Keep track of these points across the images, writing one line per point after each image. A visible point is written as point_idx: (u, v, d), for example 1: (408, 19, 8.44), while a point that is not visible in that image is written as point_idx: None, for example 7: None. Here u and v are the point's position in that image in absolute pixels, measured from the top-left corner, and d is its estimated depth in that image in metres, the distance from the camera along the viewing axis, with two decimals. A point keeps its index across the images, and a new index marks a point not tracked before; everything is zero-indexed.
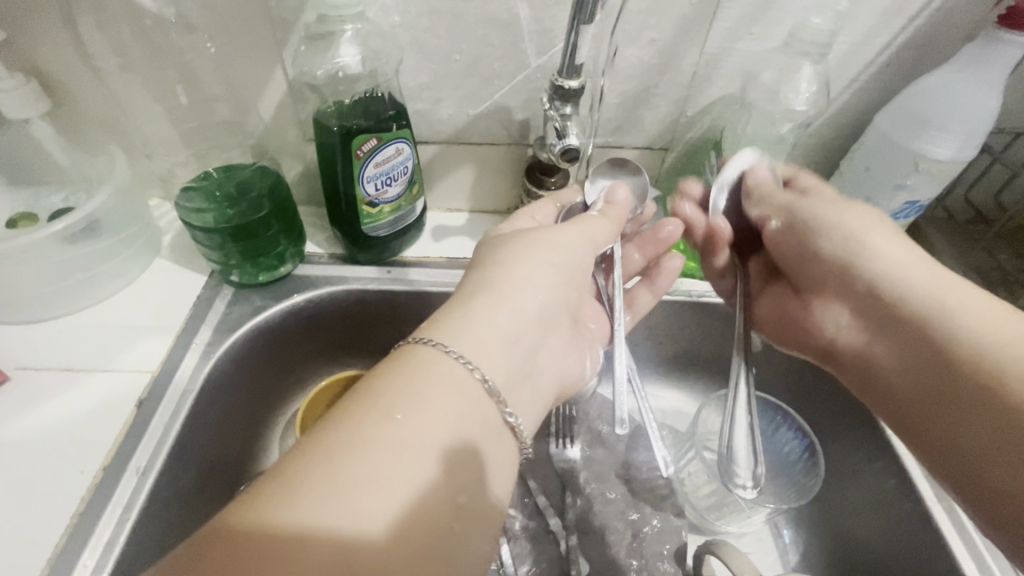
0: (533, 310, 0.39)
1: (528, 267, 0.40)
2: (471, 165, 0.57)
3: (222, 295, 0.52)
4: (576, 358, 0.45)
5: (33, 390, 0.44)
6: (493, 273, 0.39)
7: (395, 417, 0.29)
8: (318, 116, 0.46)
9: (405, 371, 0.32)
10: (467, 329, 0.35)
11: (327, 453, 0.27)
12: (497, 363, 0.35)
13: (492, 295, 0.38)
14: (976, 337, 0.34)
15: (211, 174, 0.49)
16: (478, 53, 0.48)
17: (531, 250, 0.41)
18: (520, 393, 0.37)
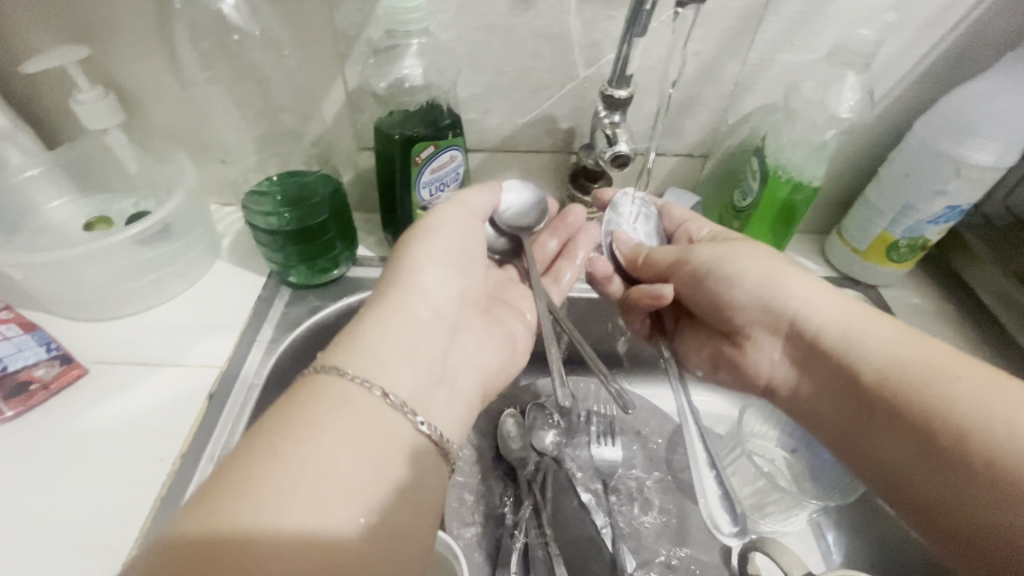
0: (435, 311, 0.40)
1: (424, 274, 0.41)
2: (515, 172, 0.59)
3: (280, 296, 0.55)
4: (496, 352, 0.45)
5: (110, 382, 0.46)
6: (396, 285, 0.39)
7: (286, 446, 0.28)
8: (379, 125, 0.49)
9: (303, 403, 0.31)
10: (363, 349, 0.35)
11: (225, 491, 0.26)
12: (399, 379, 0.35)
13: (386, 313, 0.38)
14: (872, 349, 0.38)
15: (274, 180, 0.52)
16: (529, 65, 0.50)
17: (423, 248, 0.42)
18: (433, 399, 0.37)
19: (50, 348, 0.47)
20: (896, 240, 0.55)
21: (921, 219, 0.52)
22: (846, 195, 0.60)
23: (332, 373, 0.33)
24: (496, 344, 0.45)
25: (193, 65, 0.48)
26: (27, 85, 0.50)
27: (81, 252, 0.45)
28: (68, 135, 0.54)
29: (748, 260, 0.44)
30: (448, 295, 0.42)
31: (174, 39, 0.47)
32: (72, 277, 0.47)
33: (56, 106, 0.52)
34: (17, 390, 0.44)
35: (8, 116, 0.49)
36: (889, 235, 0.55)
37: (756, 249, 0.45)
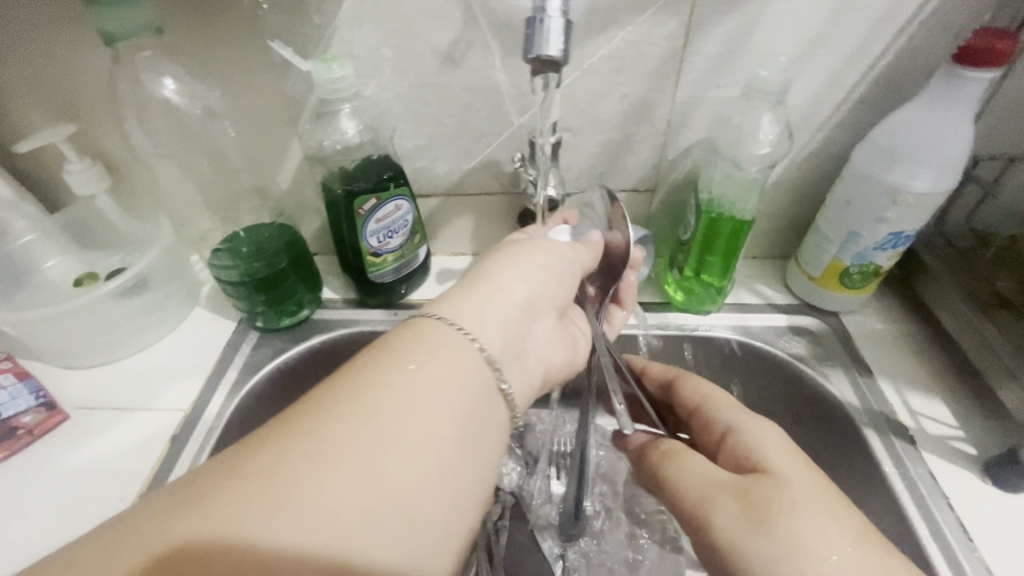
0: (531, 290, 0.42)
1: (521, 261, 0.43)
2: (470, 213, 0.62)
3: (249, 339, 0.59)
4: (564, 351, 0.46)
5: (87, 426, 0.51)
6: (494, 264, 0.43)
7: (411, 364, 0.31)
8: (326, 181, 0.52)
9: (415, 336, 0.34)
10: (470, 306, 0.37)
11: (339, 394, 0.29)
12: (492, 337, 0.36)
13: (482, 285, 0.40)
14: None
15: (238, 235, 0.57)
16: (465, 117, 0.53)
17: (525, 250, 0.44)
18: (514, 367, 0.38)
19: (39, 396, 0.51)
20: (847, 267, 0.54)
21: (868, 246, 0.51)
22: (802, 222, 0.59)
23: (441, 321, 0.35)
24: (565, 345, 0.47)
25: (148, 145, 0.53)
26: (31, 161, 0.57)
27: (63, 308, 0.50)
28: (65, 199, 0.61)
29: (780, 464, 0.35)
30: (542, 281, 0.43)
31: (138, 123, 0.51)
32: (58, 331, 0.52)
33: (54, 175, 0.59)
34: (6, 435, 0.49)
35: (12, 189, 0.56)
36: (841, 261, 0.54)
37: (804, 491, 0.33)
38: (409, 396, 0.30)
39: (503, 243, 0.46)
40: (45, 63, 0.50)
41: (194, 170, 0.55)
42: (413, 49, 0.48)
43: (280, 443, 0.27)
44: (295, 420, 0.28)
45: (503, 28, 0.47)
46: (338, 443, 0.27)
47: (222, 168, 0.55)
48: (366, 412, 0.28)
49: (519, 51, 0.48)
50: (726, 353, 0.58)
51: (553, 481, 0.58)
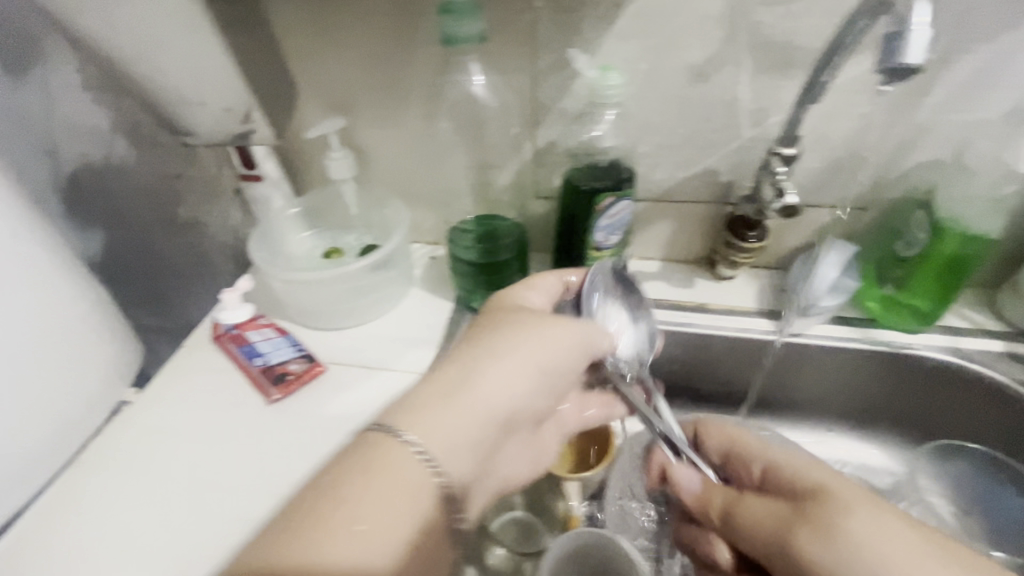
0: (508, 393, 0.42)
1: (509, 354, 0.43)
2: (671, 220, 0.66)
3: (466, 318, 0.64)
4: (526, 464, 0.48)
5: (342, 379, 0.57)
6: (484, 361, 0.42)
7: (346, 490, 0.35)
8: (568, 178, 0.58)
9: (364, 465, 0.36)
10: (433, 421, 0.39)
11: (288, 525, 0.33)
12: (451, 454, 0.38)
13: (450, 402, 0.40)
14: None
15: (468, 222, 0.63)
16: (697, 128, 0.57)
17: (510, 343, 0.44)
18: (470, 488, 0.41)
19: (298, 348, 0.59)
20: None
21: None
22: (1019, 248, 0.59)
23: (396, 441, 0.37)
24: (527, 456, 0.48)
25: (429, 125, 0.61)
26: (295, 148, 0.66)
27: (334, 273, 0.58)
28: (312, 184, 0.70)
29: (859, 527, 0.33)
30: (528, 389, 0.44)
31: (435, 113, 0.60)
32: (322, 293, 0.60)
33: (310, 162, 0.67)
34: (280, 378, 0.56)
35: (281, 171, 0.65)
36: None
37: (867, 504, 0.35)
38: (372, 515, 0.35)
39: (481, 324, 0.46)
40: (356, 57, 0.56)
41: (452, 155, 0.63)
42: (667, 64, 0.53)
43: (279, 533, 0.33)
44: (303, 515, 0.34)
45: (760, 47, 0.51)
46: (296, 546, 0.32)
47: (470, 158, 0.63)
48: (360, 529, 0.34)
49: (769, 68, 0.52)
50: (937, 373, 0.59)
51: None
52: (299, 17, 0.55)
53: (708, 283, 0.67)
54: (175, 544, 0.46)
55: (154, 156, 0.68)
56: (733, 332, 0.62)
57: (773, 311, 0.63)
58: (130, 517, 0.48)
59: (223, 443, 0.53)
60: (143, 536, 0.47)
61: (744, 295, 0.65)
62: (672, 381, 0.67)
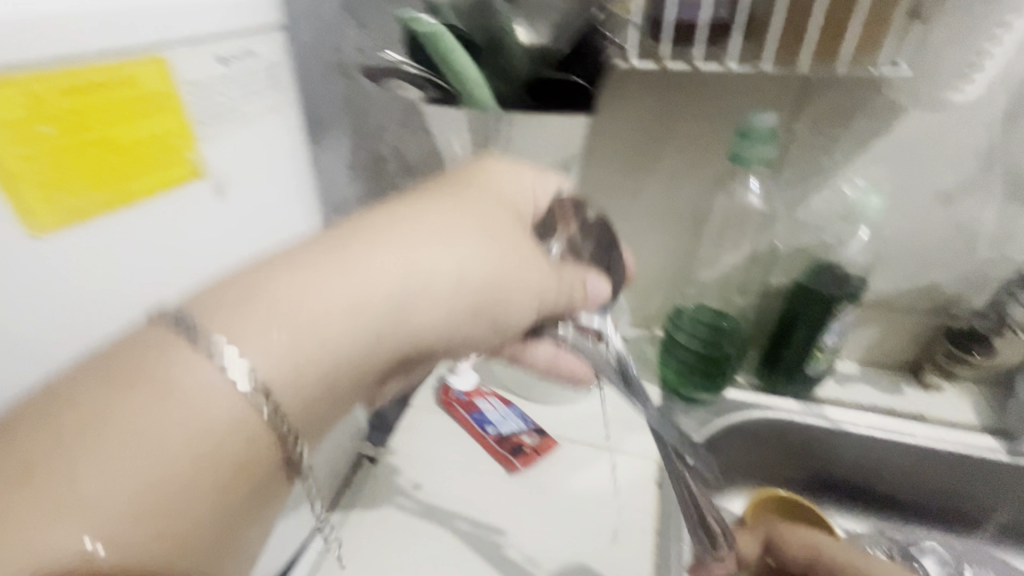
0: (456, 275, 0.32)
1: (413, 227, 0.32)
2: (880, 326, 0.67)
3: (675, 405, 0.66)
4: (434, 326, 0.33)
5: (574, 458, 0.59)
6: (376, 221, 0.31)
7: (126, 388, 0.24)
8: (803, 281, 0.60)
9: (121, 372, 0.24)
10: (261, 286, 0.27)
11: (101, 385, 0.24)
12: (279, 347, 0.26)
13: (249, 302, 0.27)
14: None
15: (687, 309, 0.66)
16: (930, 245, 0.60)
17: (402, 226, 0.31)
18: (310, 415, 0.28)
19: (527, 422, 0.62)
20: None
21: None
22: None
23: (175, 330, 0.25)
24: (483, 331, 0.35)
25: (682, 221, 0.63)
26: None
27: None
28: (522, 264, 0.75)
29: None
30: (501, 272, 0.34)
31: (691, 213, 0.63)
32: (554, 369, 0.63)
33: None
34: (519, 450, 0.58)
35: None
36: None
37: None
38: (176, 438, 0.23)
39: (448, 188, 0.36)
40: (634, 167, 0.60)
41: (691, 249, 0.66)
42: (915, 187, 0.57)
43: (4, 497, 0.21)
44: (44, 415, 0.23)
45: (1015, 180, 0.54)
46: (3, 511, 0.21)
47: (700, 254, 0.66)
48: (117, 472, 0.22)
49: (1020, 199, 0.55)
50: None
51: None
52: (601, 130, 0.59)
53: (916, 392, 0.67)
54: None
55: None
56: (957, 447, 0.61)
57: (995, 429, 0.62)
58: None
59: (470, 510, 0.54)
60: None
61: (959, 409, 0.64)
62: (877, 489, 0.66)
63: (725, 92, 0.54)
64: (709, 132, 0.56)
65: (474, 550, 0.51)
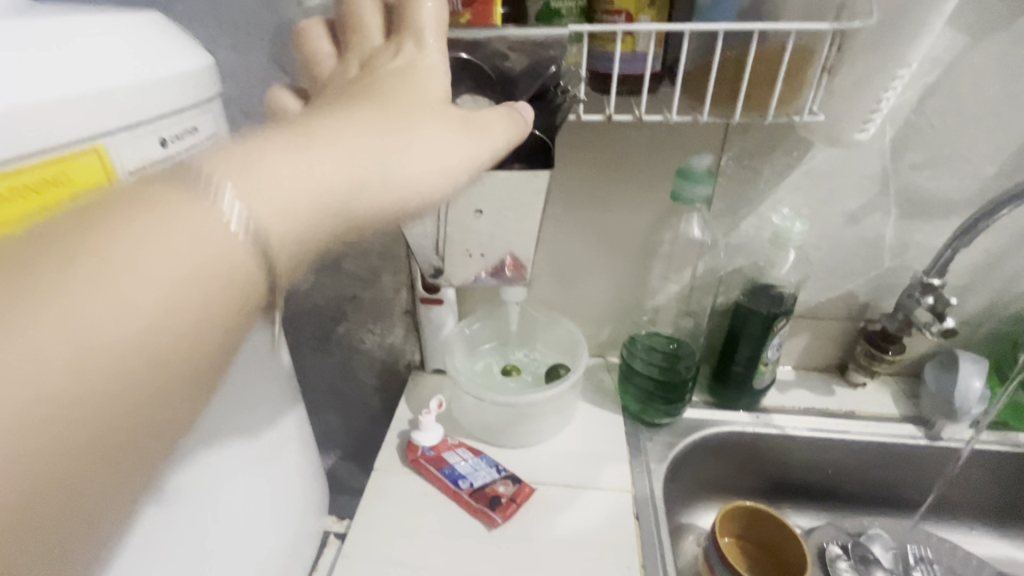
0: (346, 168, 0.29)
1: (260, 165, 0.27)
2: (809, 334, 0.74)
3: (640, 430, 0.68)
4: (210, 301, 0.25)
5: (553, 499, 0.58)
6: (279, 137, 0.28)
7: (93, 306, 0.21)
8: (742, 302, 0.65)
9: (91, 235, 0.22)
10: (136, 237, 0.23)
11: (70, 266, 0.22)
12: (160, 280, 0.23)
13: (102, 283, 0.22)
14: None
15: (642, 337, 0.70)
16: (845, 259, 0.67)
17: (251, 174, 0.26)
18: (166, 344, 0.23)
19: (499, 469, 0.61)
20: None
21: None
22: None
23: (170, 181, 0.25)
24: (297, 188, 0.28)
25: (634, 257, 0.68)
26: None
27: (544, 394, 0.62)
28: (476, 304, 0.75)
29: None
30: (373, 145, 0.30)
31: (640, 249, 0.67)
32: (522, 412, 0.63)
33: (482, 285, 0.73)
34: (495, 502, 0.57)
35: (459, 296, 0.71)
36: None
37: None
38: (226, 231, 0.25)
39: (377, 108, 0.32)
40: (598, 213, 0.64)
41: (635, 276, 0.69)
42: (828, 210, 0.63)
43: (19, 329, 0.20)
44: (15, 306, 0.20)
45: (906, 199, 0.62)
46: (53, 325, 0.20)
47: (644, 280, 0.70)
48: (112, 354, 0.22)
49: (913, 215, 0.63)
50: None
51: None
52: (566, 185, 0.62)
53: (845, 390, 0.74)
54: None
55: (330, 281, 0.72)
56: (888, 439, 0.68)
57: (915, 417, 0.70)
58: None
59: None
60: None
61: (883, 402, 0.72)
62: (823, 485, 0.71)
63: (672, 148, 0.59)
64: (655, 180, 0.62)
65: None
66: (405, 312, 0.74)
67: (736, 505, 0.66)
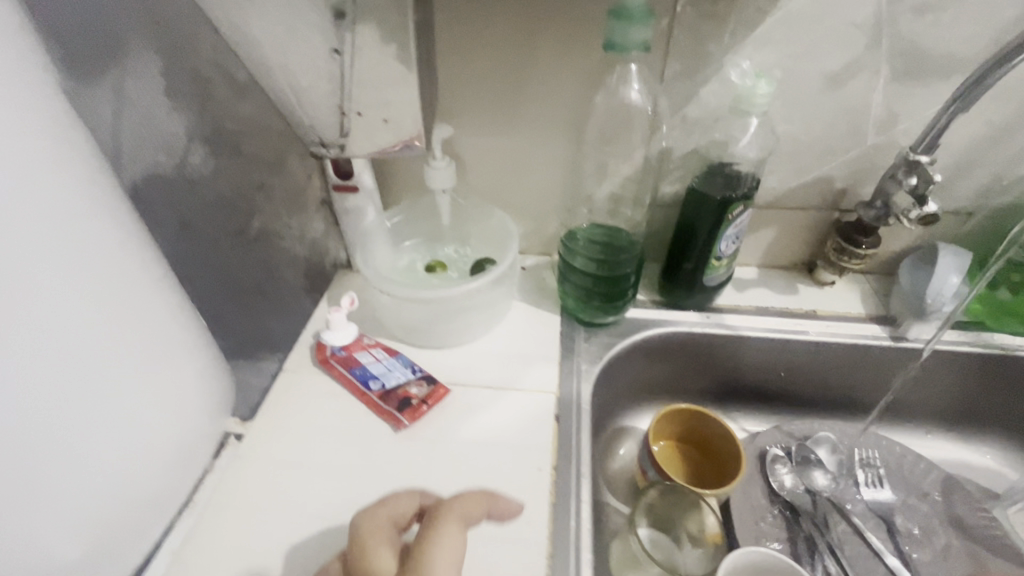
0: None
1: None
2: (775, 226, 0.65)
3: (577, 331, 0.62)
4: None
5: (469, 400, 0.54)
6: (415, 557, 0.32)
7: None
8: (694, 185, 0.57)
9: None
10: None
11: None
12: None
13: None
14: None
15: (584, 229, 0.62)
16: (823, 134, 0.57)
17: None
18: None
19: (415, 370, 0.56)
20: None
21: None
22: None
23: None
24: None
25: (577, 133, 0.58)
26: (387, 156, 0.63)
27: (461, 289, 0.55)
28: (403, 194, 0.66)
29: None
30: None
31: (581, 124, 0.57)
32: (441, 309, 0.57)
33: (407, 172, 0.64)
34: (404, 403, 0.53)
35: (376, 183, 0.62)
36: None
37: None
38: None
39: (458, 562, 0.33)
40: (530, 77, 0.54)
41: (580, 158, 0.60)
42: (805, 71, 0.52)
43: None
44: None
45: (901, 53, 0.51)
46: None
47: (589, 162, 0.61)
48: None
49: (907, 76, 0.52)
50: None
51: (869, 490, 0.61)
52: (489, 40, 0.52)
53: (810, 289, 0.67)
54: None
55: (234, 165, 0.62)
56: (847, 340, 0.62)
57: (883, 317, 0.63)
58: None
59: (355, 478, 0.49)
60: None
61: (850, 302, 0.65)
62: (775, 388, 0.67)
63: None
64: (596, 31, 0.51)
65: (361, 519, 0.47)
66: (323, 203, 0.66)
67: (675, 406, 0.62)
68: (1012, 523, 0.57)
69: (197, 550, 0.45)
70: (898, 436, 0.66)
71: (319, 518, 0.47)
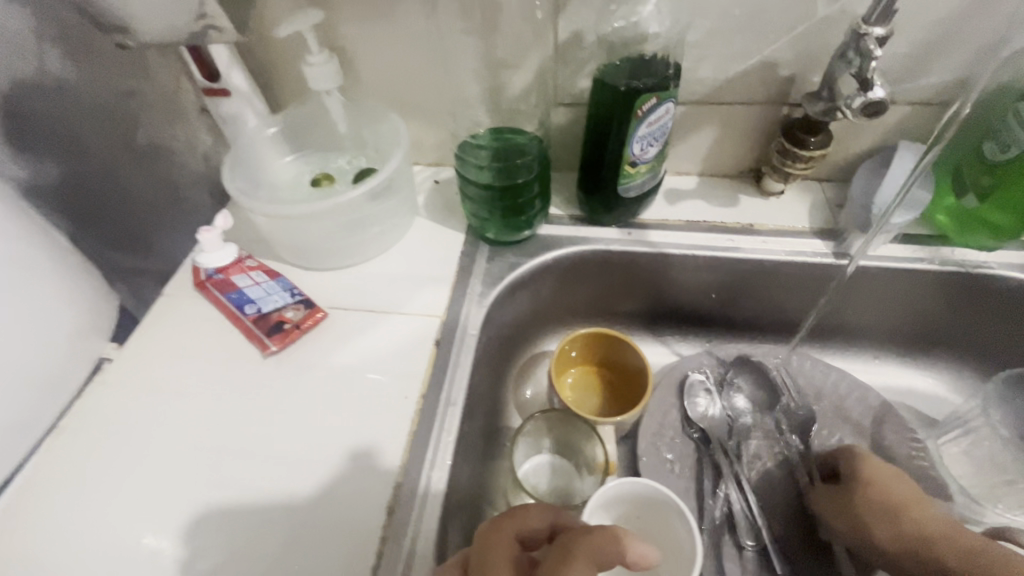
0: None
1: None
2: (713, 127, 0.56)
3: (481, 250, 0.57)
4: None
5: (347, 325, 0.50)
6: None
7: None
8: (598, 75, 0.47)
9: None
10: None
11: None
12: None
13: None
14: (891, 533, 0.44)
15: (485, 135, 0.55)
16: (759, 6, 0.46)
17: None
18: None
19: (294, 293, 0.52)
20: None
21: None
22: None
23: None
24: None
25: (468, 18, 0.50)
26: (263, 51, 0.55)
27: (331, 204, 0.49)
28: (291, 98, 0.59)
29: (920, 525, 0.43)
30: None
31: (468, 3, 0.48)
32: (316, 227, 0.52)
33: (287, 72, 0.56)
34: (276, 328, 0.49)
35: (249, 84, 0.55)
36: None
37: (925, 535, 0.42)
38: None
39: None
40: None
41: (476, 48, 0.52)
42: None
43: None
44: None
45: None
46: None
47: (487, 52, 0.52)
48: None
49: None
50: (1014, 296, 0.53)
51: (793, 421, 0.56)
52: None
53: (752, 200, 0.59)
54: (151, 513, 0.42)
55: (93, 64, 0.52)
56: (783, 257, 0.55)
57: (829, 230, 0.55)
58: (104, 504, 0.43)
59: (220, 405, 0.47)
60: (129, 504, 0.43)
61: (796, 214, 0.57)
62: (706, 310, 0.61)
63: None
64: None
65: (206, 443, 0.45)
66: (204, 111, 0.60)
67: (587, 330, 0.57)
68: (940, 455, 0.53)
69: (44, 473, 0.45)
70: (835, 360, 0.62)
71: (181, 441, 0.45)
